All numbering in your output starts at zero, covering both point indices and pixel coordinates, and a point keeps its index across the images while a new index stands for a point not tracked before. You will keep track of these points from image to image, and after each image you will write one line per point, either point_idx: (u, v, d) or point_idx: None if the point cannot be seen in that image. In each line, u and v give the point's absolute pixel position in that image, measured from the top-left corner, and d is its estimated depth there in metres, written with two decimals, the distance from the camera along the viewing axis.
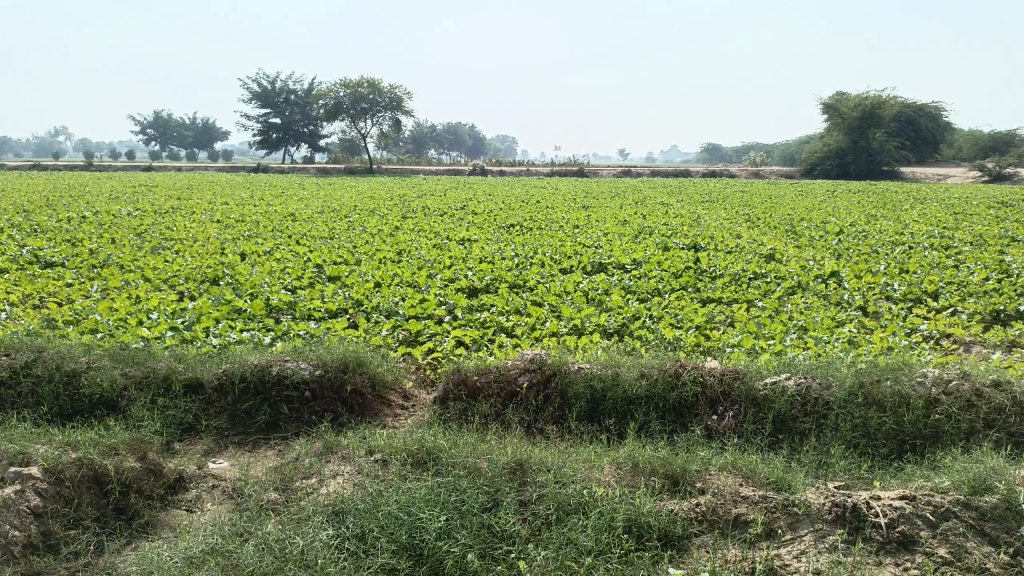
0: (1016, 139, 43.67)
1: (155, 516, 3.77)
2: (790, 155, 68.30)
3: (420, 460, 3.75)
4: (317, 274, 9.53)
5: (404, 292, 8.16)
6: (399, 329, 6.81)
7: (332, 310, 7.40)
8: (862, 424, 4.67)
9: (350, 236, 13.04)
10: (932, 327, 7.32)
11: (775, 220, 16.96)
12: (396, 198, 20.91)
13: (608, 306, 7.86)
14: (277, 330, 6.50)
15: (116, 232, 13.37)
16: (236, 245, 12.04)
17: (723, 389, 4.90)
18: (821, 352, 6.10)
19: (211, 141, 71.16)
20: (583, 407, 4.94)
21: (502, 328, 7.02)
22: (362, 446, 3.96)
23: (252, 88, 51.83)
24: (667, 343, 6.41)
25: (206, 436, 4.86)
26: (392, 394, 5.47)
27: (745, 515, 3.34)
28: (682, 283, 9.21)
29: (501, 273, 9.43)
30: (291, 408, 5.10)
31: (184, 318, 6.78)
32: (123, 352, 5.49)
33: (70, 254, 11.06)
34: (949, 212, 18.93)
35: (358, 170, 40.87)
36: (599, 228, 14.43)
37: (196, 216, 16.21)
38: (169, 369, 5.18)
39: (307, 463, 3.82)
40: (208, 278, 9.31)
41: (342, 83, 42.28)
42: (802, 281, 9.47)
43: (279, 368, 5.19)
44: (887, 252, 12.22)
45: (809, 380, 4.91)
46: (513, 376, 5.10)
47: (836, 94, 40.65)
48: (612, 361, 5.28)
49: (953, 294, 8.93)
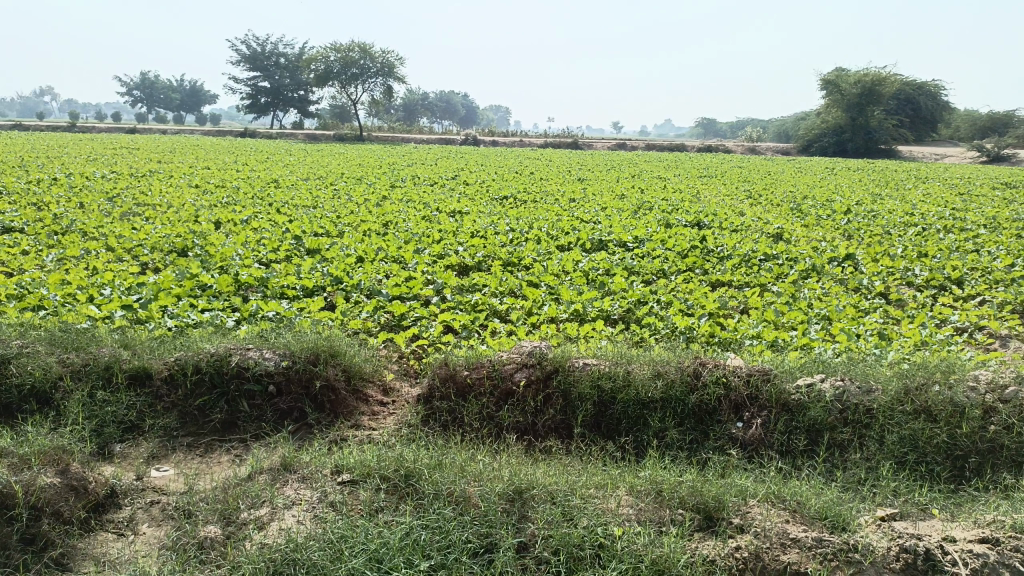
0: (1014, 119, 43.08)
1: (73, 546, 3.12)
2: (787, 131, 67.26)
3: (399, 486, 3.09)
4: (295, 245, 8.80)
5: (389, 269, 7.45)
6: (380, 311, 6.10)
7: (308, 288, 6.68)
8: (911, 437, 4.05)
9: (335, 205, 12.29)
10: (964, 319, 6.67)
11: (778, 197, 16.29)
12: (385, 166, 19.98)
13: (610, 289, 7.19)
14: (244, 310, 5.79)
15: (86, 196, 12.55)
16: (211, 212, 11.27)
17: (751, 392, 4.25)
18: (852, 347, 5.42)
19: (198, 106, 69.70)
20: (589, 411, 4.29)
21: (496, 312, 6.35)
22: (328, 464, 3.29)
23: (240, 50, 50.35)
24: (678, 333, 5.76)
25: (150, 437, 4.20)
26: (369, 388, 4.80)
27: (798, 564, 2.71)
28: (688, 264, 8.53)
29: (494, 248, 8.72)
30: (252, 404, 4.43)
31: (140, 295, 6.05)
32: (63, 335, 4.79)
33: (32, 219, 10.29)
34: (954, 192, 18.34)
35: (347, 137, 39.85)
36: (596, 202, 13.72)
37: (172, 181, 15.38)
38: (112, 357, 4.50)
39: (260, 484, 3.14)
40: (176, 249, 8.56)
41: (332, 46, 41.05)
42: (816, 263, 8.81)
43: (239, 358, 4.50)
44: (902, 234, 11.57)
45: (848, 383, 4.28)
46: (508, 372, 4.43)
47: (837, 69, 39.73)
48: (622, 355, 4.61)
49: (979, 282, 8.29)
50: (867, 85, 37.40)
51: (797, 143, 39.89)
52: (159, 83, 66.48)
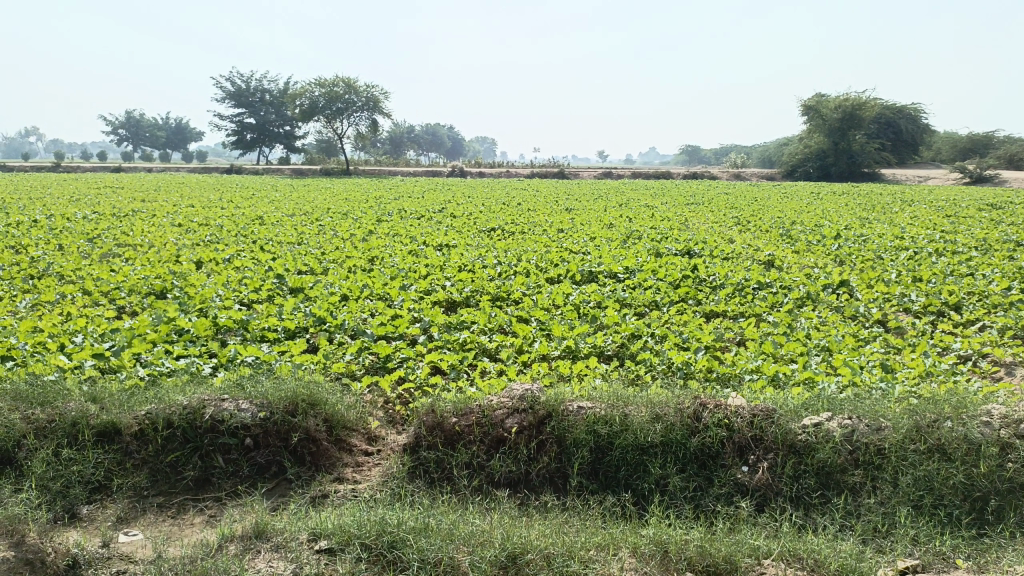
0: (994, 140, 43.51)
1: None
2: (771, 157, 67.81)
3: (383, 554, 2.90)
4: (277, 285, 8.56)
5: (374, 307, 7.22)
6: (365, 353, 5.85)
7: (290, 330, 6.43)
8: (926, 478, 3.83)
9: (320, 241, 12.08)
10: (967, 347, 6.49)
11: (767, 223, 16.21)
12: (371, 200, 19.82)
13: (603, 323, 6.98)
14: (222, 356, 5.54)
15: (65, 238, 12.29)
16: (193, 252, 11.03)
17: (755, 433, 4.03)
18: (856, 381, 5.22)
19: (185, 143, 69.61)
20: (586, 458, 4.06)
21: (485, 351, 6.11)
22: (306, 530, 3.05)
23: (225, 87, 50.32)
24: (675, 369, 5.54)
25: (118, 499, 3.93)
26: (353, 437, 4.55)
27: None
28: (681, 294, 8.34)
29: (482, 282, 8.51)
30: (228, 460, 4.17)
31: (114, 342, 5.78)
32: (28, 389, 4.51)
33: (8, 263, 10.01)
34: (941, 214, 18.31)
35: (334, 172, 39.78)
36: (585, 232, 13.57)
37: (154, 220, 15.15)
38: (79, 412, 4.22)
39: (231, 557, 2.89)
40: (155, 291, 8.30)
41: (317, 82, 41.13)
42: (811, 291, 8.65)
43: (213, 411, 4.25)
44: (894, 258, 11.44)
45: (855, 421, 4.07)
46: (499, 418, 4.20)
47: (818, 95, 40.07)
48: (618, 396, 4.38)
49: (977, 306, 8.13)
50: (848, 110, 37.74)
51: (782, 168, 40.11)
52: (145, 121, 66.50)
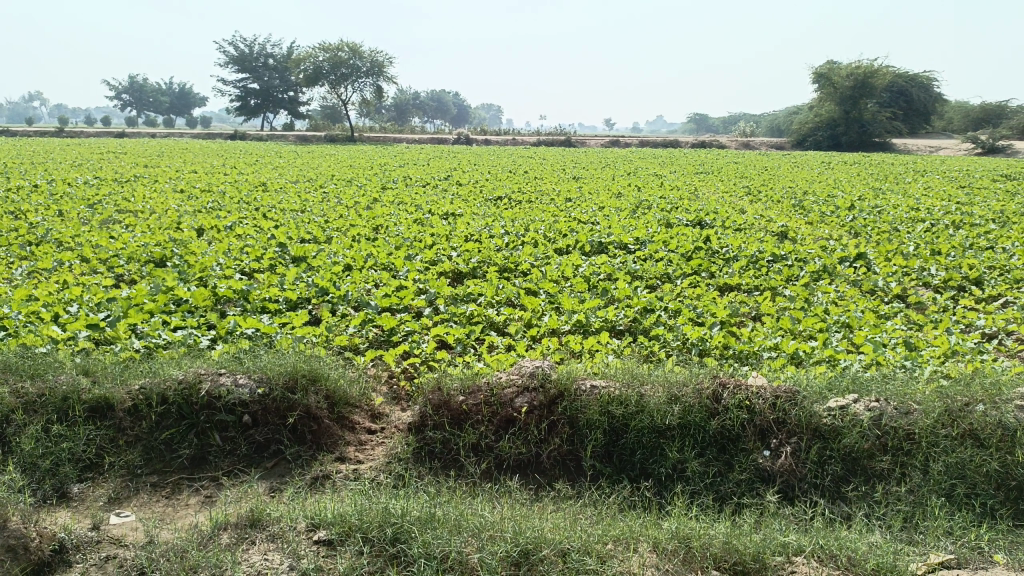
0: (1008, 110, 42.78)
1: None
2: (781, 125, 66.94)
3: (385, 547, 2.74)
4: (279, 253, 8.34)
5: (378, 277, 7.00)
6: (368, 325, 5.64)
7: (291, 301, 6.23)
8: (958, 465, 3.64)
9: (323, 209, 11.82)
10: (990, 324, 6.25)
11: (778, 193, 15.89)
12: (376, 168, 19.50)
13: (614, 296, 6.76)
14: (220, 328, 5.34)
15: (65, 203, 12.05)
16: (194, 219, 10.79)
17: (777, 416, 3.83)
18: (879, 360, 5.00)
19: (188, 109, 69.03)
20: (599, 441, 3.87)
21: (493, 324, 5.90)
22: (304, 519, 2.89)
23: (228, 51, 49.59)
24: (691, 346, 5.34)
25: (110, 478, 3.75)
26: (355, 415, 4.37)
27: None
28: (694, 266, 8.10)
29: (489, 253, 8.27)
30: (225, 437, 3.99)
31: (109, 312, 5.59)
32: (18, 361, 4.32)
33: (6, 229, 9.80)
34: (956, 185, 17.93)
35: (339, 139, 39.34)
36: (593, 201, 13.29)
37: (156, 186, 14.87)
38: (70, 387, 4.04)
39: (224, 548, 2.72)
40: (154, 259, 8.10)
41: (321, 46, 40.53)
42: (828, 264, 8.39)
43: (210, 386, 4.06)
44: (910, 231, 11.15)
45: (883, 404, 3.87)
46: (508, 397, 4.01)
47: (830, 63, 39.32)
48: (634, 374, 4.17)
49: (999, 281, 7.89)
50: (860, 79, 37.05)
51: (792, 138, 39.51)
52: (149, 87, 65.87)
